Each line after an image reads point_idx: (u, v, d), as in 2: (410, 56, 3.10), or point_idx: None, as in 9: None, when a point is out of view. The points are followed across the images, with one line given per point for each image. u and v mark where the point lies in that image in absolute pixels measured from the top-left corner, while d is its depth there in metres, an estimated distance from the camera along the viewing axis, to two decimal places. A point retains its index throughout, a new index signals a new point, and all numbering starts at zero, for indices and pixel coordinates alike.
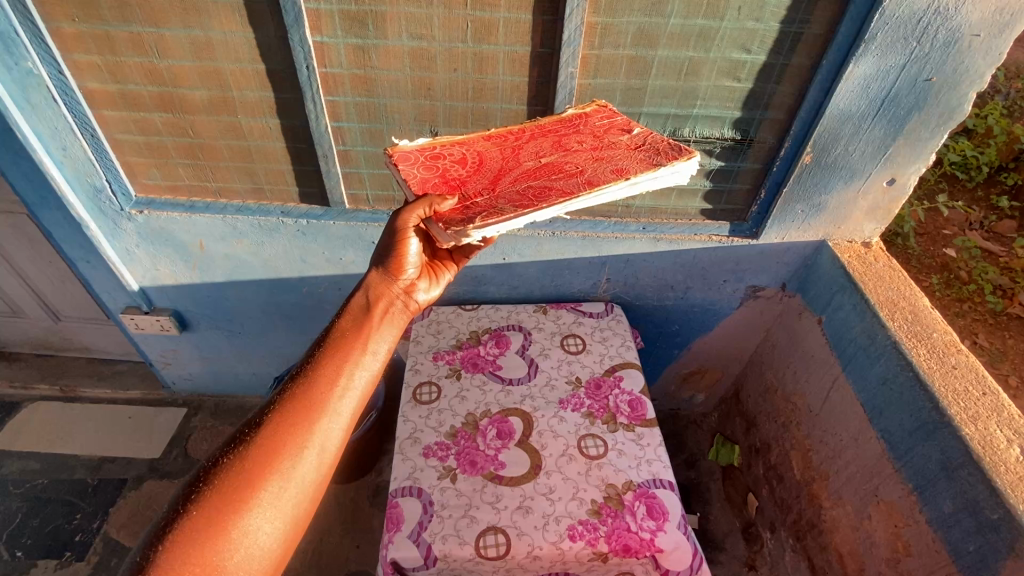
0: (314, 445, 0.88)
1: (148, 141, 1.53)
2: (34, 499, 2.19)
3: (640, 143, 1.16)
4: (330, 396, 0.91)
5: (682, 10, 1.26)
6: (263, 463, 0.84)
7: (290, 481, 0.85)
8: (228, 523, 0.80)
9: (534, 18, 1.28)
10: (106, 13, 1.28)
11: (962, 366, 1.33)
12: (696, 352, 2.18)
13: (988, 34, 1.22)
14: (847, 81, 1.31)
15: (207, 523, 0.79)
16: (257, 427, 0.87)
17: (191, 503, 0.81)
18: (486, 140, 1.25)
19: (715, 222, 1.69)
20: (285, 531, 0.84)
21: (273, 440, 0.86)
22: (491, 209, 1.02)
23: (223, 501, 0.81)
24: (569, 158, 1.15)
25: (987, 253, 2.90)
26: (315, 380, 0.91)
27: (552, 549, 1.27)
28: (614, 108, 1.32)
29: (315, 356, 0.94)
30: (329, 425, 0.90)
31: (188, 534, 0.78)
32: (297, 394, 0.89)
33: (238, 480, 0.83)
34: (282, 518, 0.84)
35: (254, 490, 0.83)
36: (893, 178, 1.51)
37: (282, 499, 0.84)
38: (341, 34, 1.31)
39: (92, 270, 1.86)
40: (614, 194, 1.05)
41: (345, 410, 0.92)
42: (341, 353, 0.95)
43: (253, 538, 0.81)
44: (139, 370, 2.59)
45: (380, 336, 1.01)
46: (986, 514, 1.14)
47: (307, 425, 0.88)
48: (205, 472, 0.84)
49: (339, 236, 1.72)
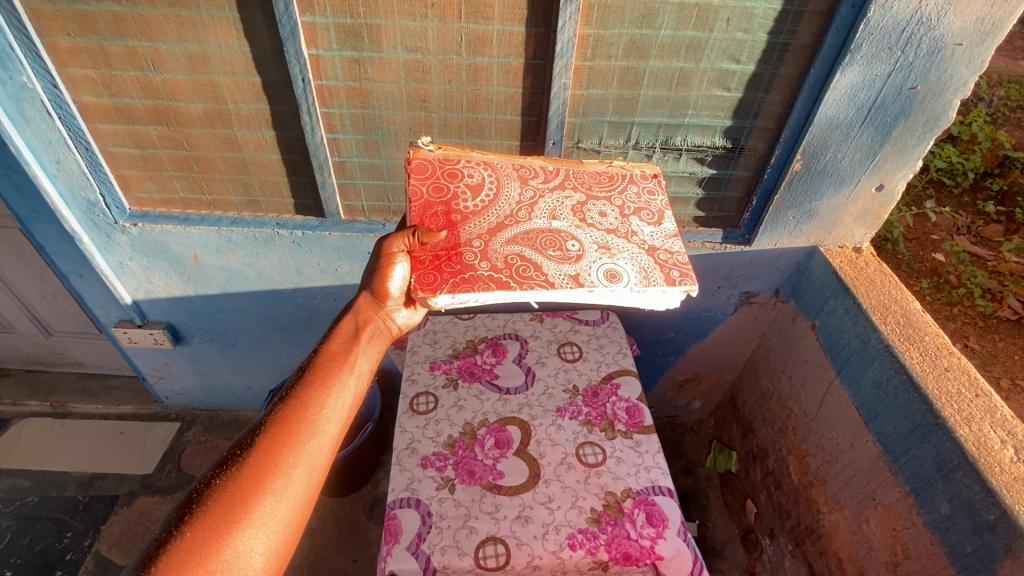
0: (303, 462, 0.88)
1: (143, 154, 1.53)
2: (23, 517, 2.15)
3: (657, 248, 1.17)
4: (316, 413, 0.92)
5: (673, 22, 1.28)
6: (254, 482, 0.84)
7: (280, 499, 0.85)
8: (220, 543, 0.79)
9: (527, 30, 1.30)
10: (102, 28, 1.29)
11: (955, 368, 1.35)
12: (691, 358, 2.19)
13: (970, 43, 1.25)
14: (834, 91, 1.34)
15: (198, 545, 0.78)
16: (248, 449, 0.87)
17: (182, 525, 0.79)
18: (515, 168, 1.27)
19: (708, 228, 1.71)
20: (276, 551, 0.83)
21: (264, 458, 0.86)
22: (464, 276, 1.06)
23: (216, 521, 0.80)
24: (577, 232, 1.16)
25: (976, 257, 2.94)
26: (301, 400, 0.93)
27: (552, 558, 1.26)
28: (663, 184, 1.31)
29: (302, 378, 0.97)
30: (317, 441, 0.91)
31: (180, 556, 0.77)
32: (285, 413, 0.91)
33: (230, 501, 0.82)
34: (273, 536, 0.83)
35: (246, 510, 0.82)
36: (882, 184, 1.54)
37: (273, 517, 0.83)
38: (337, 47, 1.32)
39: (85, 283, 1.84)
40: (593, 297, 1.08)
41: (331, 427, 0.93)
42: (327, 373, 0.98)
43: (245, 559, 0.80)
44: (131, 385, 2.57)
45: (361, 356, 1.03)
46: (983, 515, 1.14)
47: (297, 441, 0.89)
48: (197, 494, 0.83)
49: (334, 246, 1.72)
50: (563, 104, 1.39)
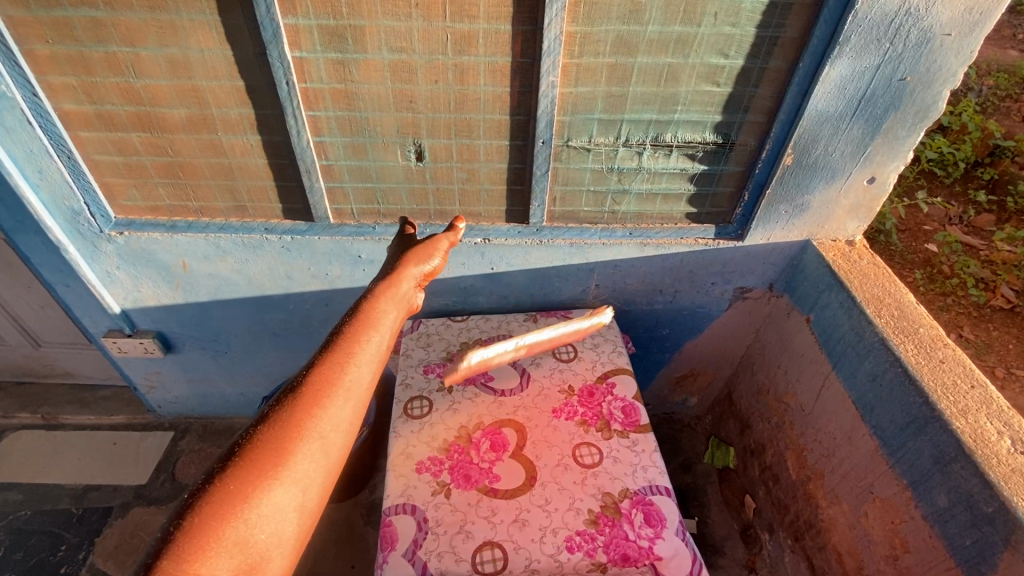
0: (333, 421, 0.88)
1: (127, 162, 1.51)
2: (16, 532, 2.12)
3: None
4: (346, 372, 0.91)
5: (661, 17, 1.27)
6: (289, 437, 0.83)
7: (313, 457, 0.85)
8: (255, 496, 0.78)
9: (514, 28, 1.28)
10: (80, 34, 1.27)
11: (950, 360, 1.34)
12: (687, 355, 2.19)
13: (959, 33, 1.25)
14: (824, 83, 1.33)
15: (235, 497, 0.77)
16: (285, 408, 0.86)
17: (218, 477, 0.79)
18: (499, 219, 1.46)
19: (700, 225, 1.70)
20: (309, 508, 0.84)
21: (298, 415, 0.86)
22: None
23: (255, 478, 0.79)
24: None
25: (968, 246, 2.95)
26: (332, 359, 0.91)
27: (550, 561, 1.25)
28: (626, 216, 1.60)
29: (332, 337, 0.95)
30: (347, 399, 0.90)
31: (216, 507, 0.76)
32: (317, 372, 0.90)
33: (265, 454, 0.82)
34: (307, 492, 0.83)
35: (281, 464, 0.82)
36: (874, 176, 1.53)
37: (307, 473, 0.84)
38: (321, 49, 1.30)
39: (71, 293, 1.81)
40: None
41: (359, 387, 0.92)
42: (356, 333, 0.96)
43: (281, 515, 0.80)
44: (124, 395, 2.54)
45: (387, 317, 1.01)
46: (981, 508, 1.14)
47: (327, 400, 0.88)
48: (234, 447, 0.82)
49: (324, 251, 1.71)
50: (552, 103, 1.38)
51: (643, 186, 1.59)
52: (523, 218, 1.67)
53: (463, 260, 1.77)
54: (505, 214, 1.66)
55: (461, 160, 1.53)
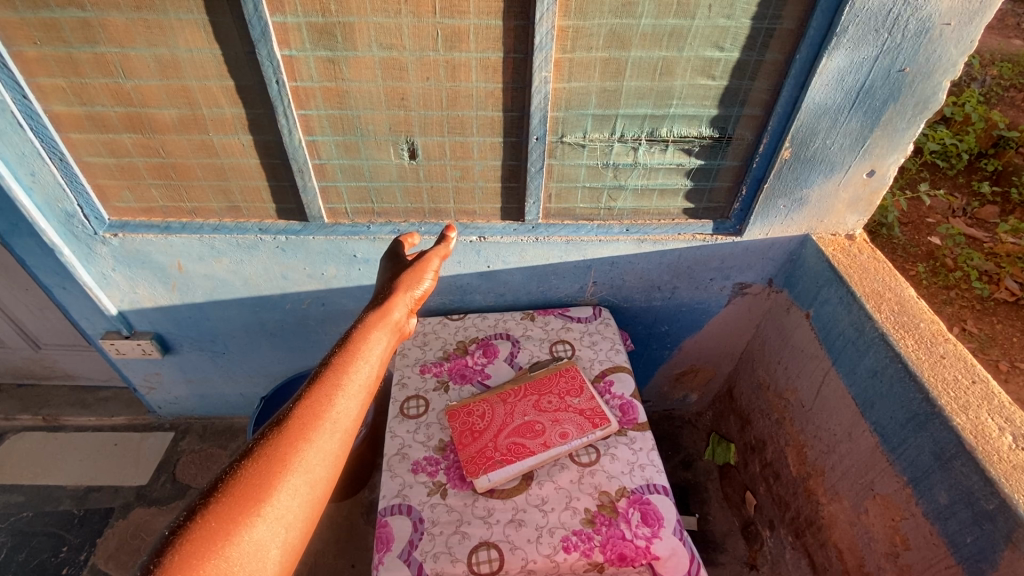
0: (322, 452, 0.82)
1: (119, 163, 1.50)
2: (18, 533, 2.13)
3: None
4: (335, 401, 0.86)
5: (654, 11, 1.25)
6: (273, 470, 0.78)
7: (298, 490, 0.78)
8: (237, 533, 0.72)
9: (505, 24, 1.27)
10: (69, 36, 1.26)
11: (951, 356, 1.33)
12: (686, 351, 2.17)
13: (959, 22, 1.22)
14: (822, 75, 1.31)
15: (214, 536, 0.71)
16: (272, 439, 0.81)
17: (197, 514, 0.73)
18: None
19: (698, 221, 1.68)
20: (296, 544, 0.77)
21: (284, 446, 0.80)
22: None
23: (236, 514, 0.73)
24: None
25: (971, 239, 2.92)
26: (321, 388, 0.86)
27: (546, 562, 1.24)
28: None
29: (322, 364, 0.91)
30: (335, 429, 0.84)
31: (195, 545, 0.70)
32: (304, 401, 0.85)
33: (248, 488, 0.76)
34: (292, 529, 0.77)
35: (264, 498, 0.75)
36: (873, 169, 1.51)
37: (292, 508, 0.77)
38: (310, 47, 1.29)
39: (68, 296, 1.81)
40: None
41: (350, 415, 0.86)
42: (346, 360, 0.92)
43: (263, 552, 0.73)
44: (124, 396, 2.54)
45: (379, 344, 0.97)
46: (982, 505, 1.12)
47: (315, 430, 0.82)
48: (215, 482, 0.77)
49: (319, 250, 1.71)
50: (546, 98, 1.36)
51: (639, 181, 1.57)
52: (517, 217, 1.66)
53: (458, 258, 1.75)
54: (501, 211, 1.65)
55: (455, 158, 1.52)
